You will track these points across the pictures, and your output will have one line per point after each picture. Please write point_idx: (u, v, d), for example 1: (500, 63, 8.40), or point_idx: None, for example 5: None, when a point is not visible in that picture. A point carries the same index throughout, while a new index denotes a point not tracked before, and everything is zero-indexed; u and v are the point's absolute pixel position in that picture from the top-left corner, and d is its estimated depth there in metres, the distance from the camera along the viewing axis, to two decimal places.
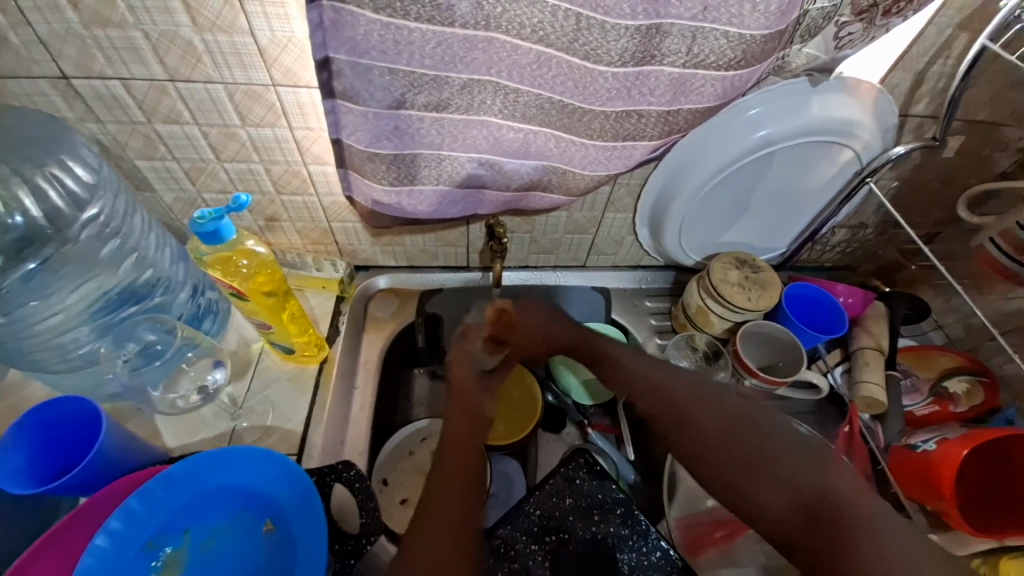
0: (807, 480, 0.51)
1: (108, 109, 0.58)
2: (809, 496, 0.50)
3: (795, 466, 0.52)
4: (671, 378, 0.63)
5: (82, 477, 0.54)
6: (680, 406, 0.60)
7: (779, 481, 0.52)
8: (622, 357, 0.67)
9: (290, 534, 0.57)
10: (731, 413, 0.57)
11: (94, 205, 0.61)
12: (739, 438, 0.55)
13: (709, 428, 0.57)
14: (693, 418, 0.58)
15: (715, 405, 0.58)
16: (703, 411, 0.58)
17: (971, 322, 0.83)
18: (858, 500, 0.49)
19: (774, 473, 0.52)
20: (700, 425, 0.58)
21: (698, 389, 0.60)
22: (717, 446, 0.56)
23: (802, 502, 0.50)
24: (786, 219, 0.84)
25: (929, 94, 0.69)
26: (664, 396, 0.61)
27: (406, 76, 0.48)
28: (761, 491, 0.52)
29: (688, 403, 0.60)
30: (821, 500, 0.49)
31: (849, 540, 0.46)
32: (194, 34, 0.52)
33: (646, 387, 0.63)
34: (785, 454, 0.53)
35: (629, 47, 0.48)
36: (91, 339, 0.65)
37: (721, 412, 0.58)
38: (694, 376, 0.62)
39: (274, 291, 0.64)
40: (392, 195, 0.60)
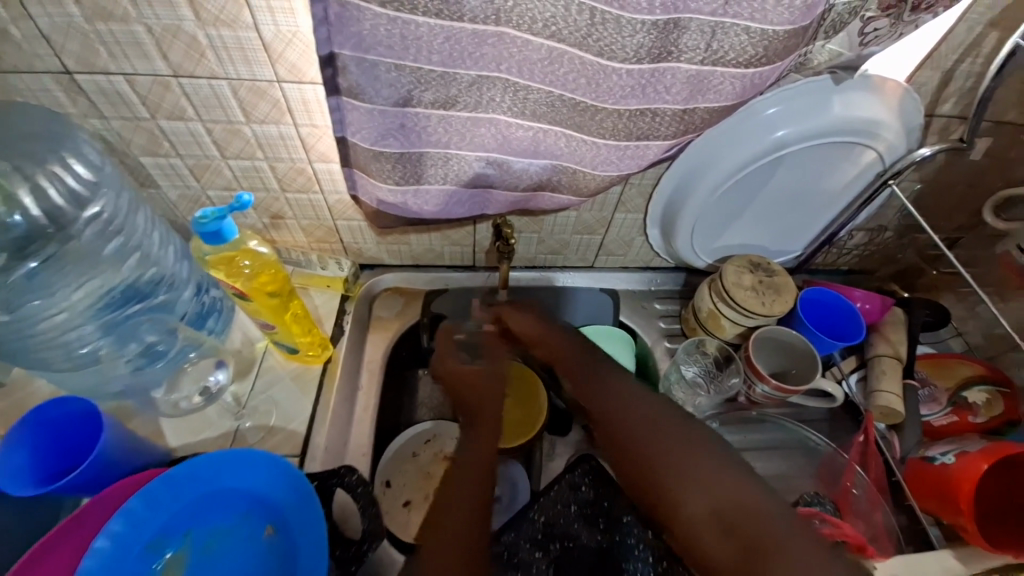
0: (726, 487, 0.47)
1: (112, 105, 0.57)
2: (726, 502, 0.46)
3: (714, 470, 0.48)
4: (620, 381, 0.60)
5: (85, 477, 0.54)
6: (626, 408, 0.56)
7: (704, 487, 0.48)
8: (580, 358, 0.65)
9: (292, 538, 0.56)
10: (665, 421, 0.54)
11: (96, 203, 0.60)
12: (664, 444, 0.51)
13: (642, 432, 0.53)
14: (635, 420, 0.55)
15: (654, 411, 0.55)
16: (641, 413, 0.55)
17: (993, 330, 0.81)
18: (773, 513, 0.45)
19: (697, 478, 0.49)
20: (636, 427, 0.54)
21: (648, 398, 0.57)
22: (645, 445, 0.52)
23: (722, 510, 0.46)
24: (802, 221, 0.81)
25: (956, 93, 0.66)
26: (607, 402, 0.58)
27: (413, 73, 0.46)
28: (683, 496, 0.48)
29: (629, 407, 0.56)
30: (739, 507, 0.46)
31: (766, 548, 0.43)
32: (197, 29, 0.50)
33: (595, 390, 0.60)
34: (704, 457, 0.50)
35: (645, 43, 0.46)
36: (96, 338, 0.64)
37: (660, 417, 0.54)
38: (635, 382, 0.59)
39: (277, 292, 0.63)
40: (397, 194, 0.58)
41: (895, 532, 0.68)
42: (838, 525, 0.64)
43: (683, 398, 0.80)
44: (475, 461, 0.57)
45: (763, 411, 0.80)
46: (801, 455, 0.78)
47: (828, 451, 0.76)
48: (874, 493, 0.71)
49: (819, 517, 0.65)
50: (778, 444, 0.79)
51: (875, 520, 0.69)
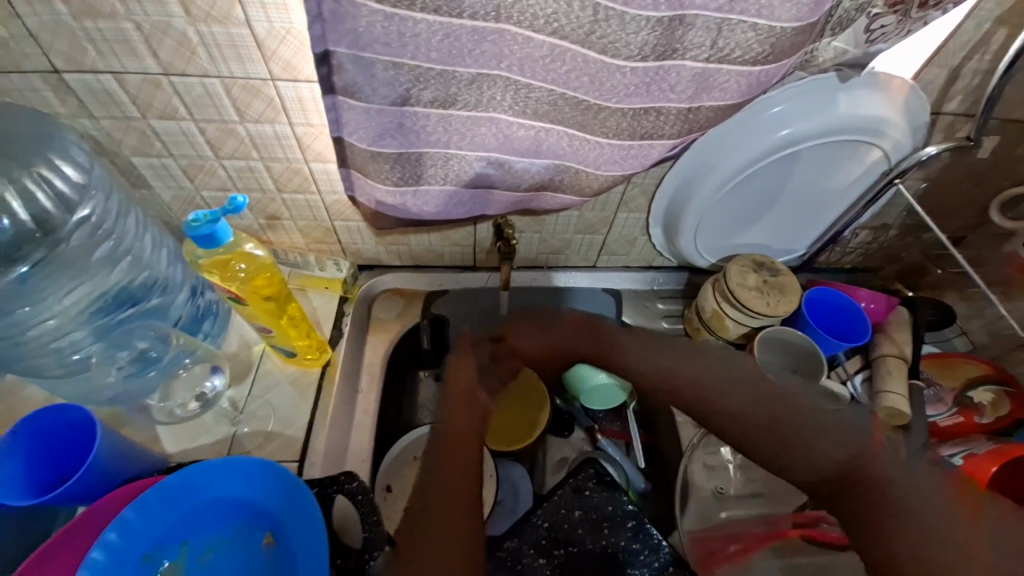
0: (852, 451, 0.59)
1: (101, 104, 0.56)
2: (852, 474, 0.58)
3: (831, 443, 0.61)
4: (726, 376, 0.70)
5: (80, 487, 0.53)
6: (707, 391, 0.69)
7: (808, 450, 0.61)
8: (650, 350, 0.73)
9: (290, 548, 0.55)
10: (783, 402, 0.66)
11: (85, 206, 0.58)
12: (771, 426, 0.64)
13: (734, 406, 0.67)
14: (731, 395, 0.68)
15: (788, 405, 0.65)
16: (785, 416, 0.64)
17: (998, 329, 0.80)
18: (922, 492, 0.54)
19: (811, 443, 0.61)
20: (729, 398, 0.67)
21: (747, 374, 0.69)
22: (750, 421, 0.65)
23: (841, 465, 0.59)
24: (806, 221, 0.80)
25: (963, 90, 0.65)
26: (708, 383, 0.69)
27: (411, 71, 0.45)
28: (791, 463, 0.62)
29: (787, 409, 0.65)
30: (857, 470, 0.58)
31: (890, 514, 0.54)
32: (188, 25, 0.49)
33: (709, 387, 0.69)
34: (827, 436, 0.61)
35: (650, 40, 0.45)
36: (88, 343, 0.63)
37: (806, 416, 0.64)
38: (774, 387, 0.67)
39: (273, 295, 0.62)
40: (396, 196, 0.57)
41: None
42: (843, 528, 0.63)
43: None
44: (453, 459, 0.58)
45: None
46: None
47: None
48: None
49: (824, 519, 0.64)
50: None
51: None
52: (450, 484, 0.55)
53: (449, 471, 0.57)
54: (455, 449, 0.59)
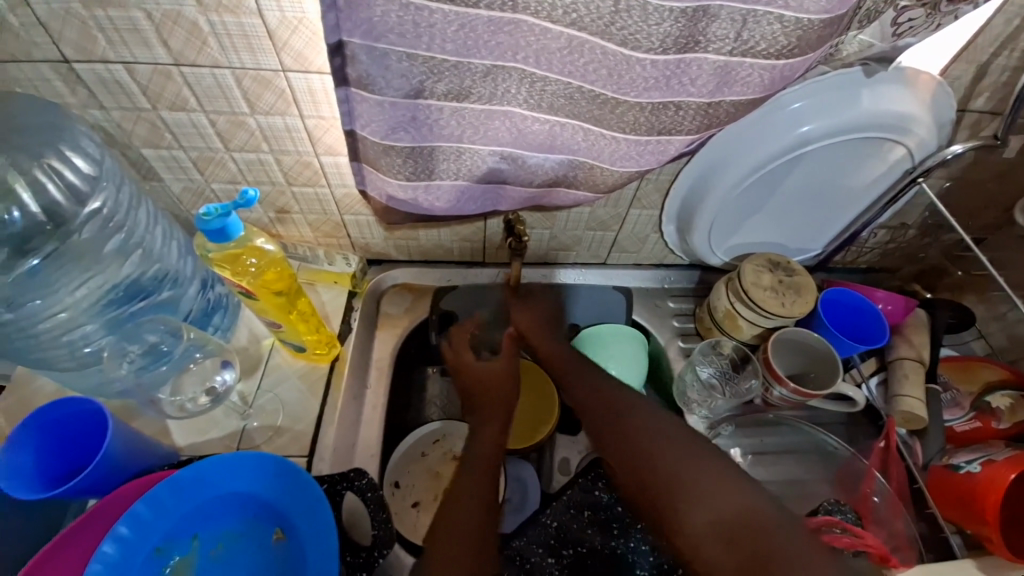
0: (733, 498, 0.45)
1: (112, 95, 0.55)
2: (739, 522, 0.43)
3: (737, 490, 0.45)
4: (643, 410, 0.55)
5: (90, 480, 0.53)
6: (617, 414, 0.56)
7: (704, 501, 0.45)
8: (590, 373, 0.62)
9: (300, 543, 0.55)
10: (670, 436, 0.51)
11: (96, 198, 0.58)
12: (677, 463, 0.48)
13: (642, 447, 0.51)
14: (633, 419, 0.55)
15: (657, 423, 0.53)
16: (654, 444, 0.51)
17: (1016, 333, 0.78)
18: (780, 518, 0.43)
19: (699, 491, 0.46)
20: (646, 446, 0.52)
21: (625, 402, 0.56)
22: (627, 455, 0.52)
23: (723, 524, 0.43)
24: (825, 219, 0.79)
25: (992, 87, 0.63)
26: (614, 422, 0.55)
27: (425, 62, 0.44)
28: (686, 506, 0.46)
29: (659, 441, 0.51)
30: (751, 521, 0.43)
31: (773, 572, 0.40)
32: (199, 15, 0.48)
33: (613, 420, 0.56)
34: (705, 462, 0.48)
35: (672, 32, 0.43)
36: (100, 335, 0.63)
37: (679, 442, 0.51)
38: (643, 412, 0.55)
39: (284, 290, 0.61)
40: (407, 190, 0.56)
41: (915, 541, 0.65)
42: (860, 536, 0.62)
43: (699, 400, 0.78)
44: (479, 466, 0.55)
45: (779, 413, 0.78)
46: (818, 462, 0.77)
47: (846, 456, 0.75)
48: (894, 502, 0.68)
49: (840, 525, 0.64)
50: (795, 448, 0.78)
51: (896, 530, 0.66)
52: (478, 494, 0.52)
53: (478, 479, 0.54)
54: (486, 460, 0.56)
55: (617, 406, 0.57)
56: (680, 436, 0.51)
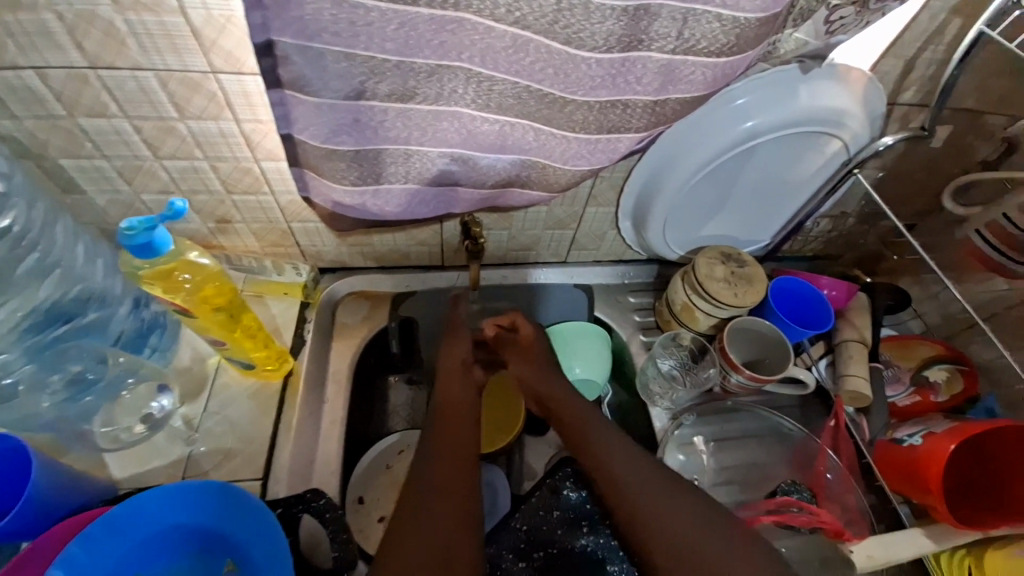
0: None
1: (21, 103, 0.50)
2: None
3: (760, 569, 0.48)
4: (674, 508, 0.52)
5: (13, 526, 0.48)
6: (653, 509, 0.53)
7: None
8: (614, 447, 0.59)
9: (255, 572, 0.52)
10: (720, 545, 0.49)
11: (5, 215, 0.52)
12: (718, 555, 0.49)
13: (693, 556, 0.49)
14: (656, 518, 0.52)
15: (713, 529, 0.50)
16: (713, 555, 0.49)
17: (949, 311, 0.83)
18: None
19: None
20: (683, 541, 0.50)
21: (701, 514, 0.52)
22: (688, 566, 0.49)
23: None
24: (771, 211, 0.82)
25: (918, 81, 0.67)
26: (654, 528, 0.51)
27: (365, 62, 0.42)
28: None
29: (722, 550, 0.49)
30: None
31: None
32: (114, 13, 0.44)
33: (637, 512, 0.53)
34: (743, 549, 0.49)
35: (615, 30, 0.43)
36: (20, 364, 0.57)
37: (741, 556, 0.49)
38: (720, 509, 0.53)
39: (224, 306, 0.58)
40: (354, 195, 0.54)
41: (867, 513, 0.70)
42: (815, 513, 0.68)
43: (660, 392, 0.80)
44: (444, 463, 0.57)
45: (737, 400, 0.81)
46: (776, 442, 0.79)
47: (801, 437, 0.78)
48: (845, 478, 0.73)
49: (797, 504, 0.69)
50: (753, 433, 0.79)
51: (848, 505, 0.71)
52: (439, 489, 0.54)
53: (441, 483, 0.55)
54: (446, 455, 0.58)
55: (635, 483, 0.55)
56: (667, 489, 0.54)
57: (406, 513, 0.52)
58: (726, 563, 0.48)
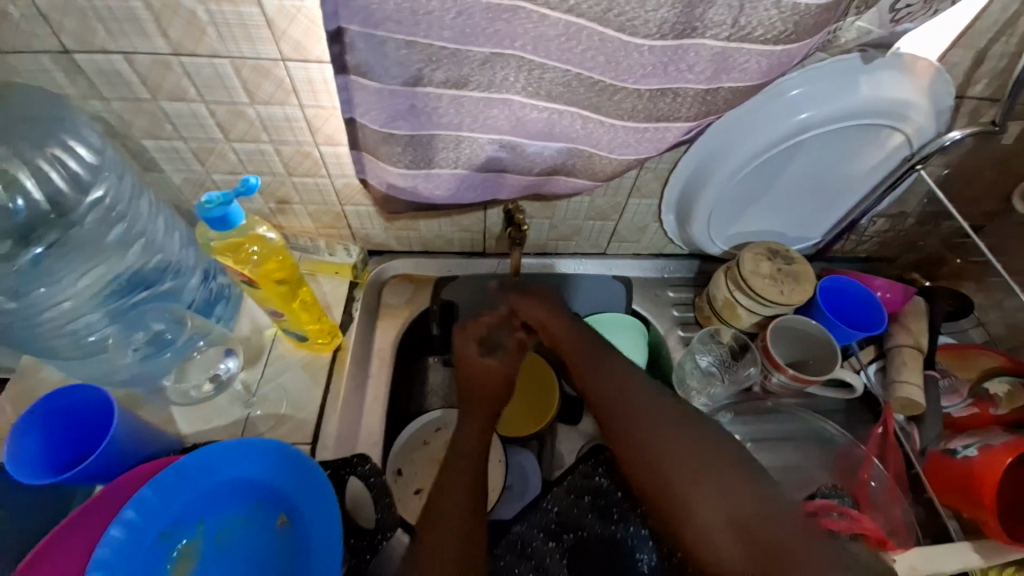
0: (746, 498, 0.49)
1: (112, 86, 0.56)
2: (750, 519, 0.48)
3: (736, 481, 0.51)
4: (674, 427, 0.56)
5: (97, 467, 0.54)
6: (643, 426, 0.57)
7: (716, 491, 0.50)
8: (622, 374, 0.62)
9: (305, 527, 0.56)
10: (709, 458, 0.52)
11: (98, 187, 0.59)
12: (696, 467, 0.52)
13: (673, 465, 0.52)
14: (649, 435, 0.56)
15: (704, 446, 0.54)
16: (700, 468, 0.52)
17: (1014, 321, 0.78)
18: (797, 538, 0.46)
19: (715, 484, 0.51)
20: (671, 455, 0.54)
21: (699, 436, 0.54)
22: (671, 469, 0.52)
23: (737, 518, 0.48)
24: (823, 208, 0.79)
25: (991, 73, 0.63)
26: (648, 443, 0.55)
27: (423, 50, 0.44)
28: (691, 504, 0.50)
29: (704, 465, 0.52)
30: (754, 514, 0.48)
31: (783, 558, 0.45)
32: (197, 4, 0.48)
33: (634, 430, 0.57)
34: (724, 466, 0.52)
35: (669, 18, 0.44)
36: (104, 325, 0.64)
37: (728, 470, 0.51)
38: (720, 438, 0.54)
39: (286, 279, 0.62)
40: (407, 179, 0.56)
41: (914, 524, 0.67)
42: (857, 519, 0.63)
43: (696, 387, 0.79)
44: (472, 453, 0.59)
45: (778, 401, 0.79)
46: (815, 446, 0.77)
47: (845, 443, 0.75)
48: (891, 487, 0.69)
49: (838, 510, 0.64)
50: (791, 435, 0.78)
51: (893, 514, 0.67)
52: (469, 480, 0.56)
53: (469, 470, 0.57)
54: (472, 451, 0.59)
55: (642, 416, 0.58)
56: (673, 422, 0.56)
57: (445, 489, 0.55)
58: (702, 472, 0.52)
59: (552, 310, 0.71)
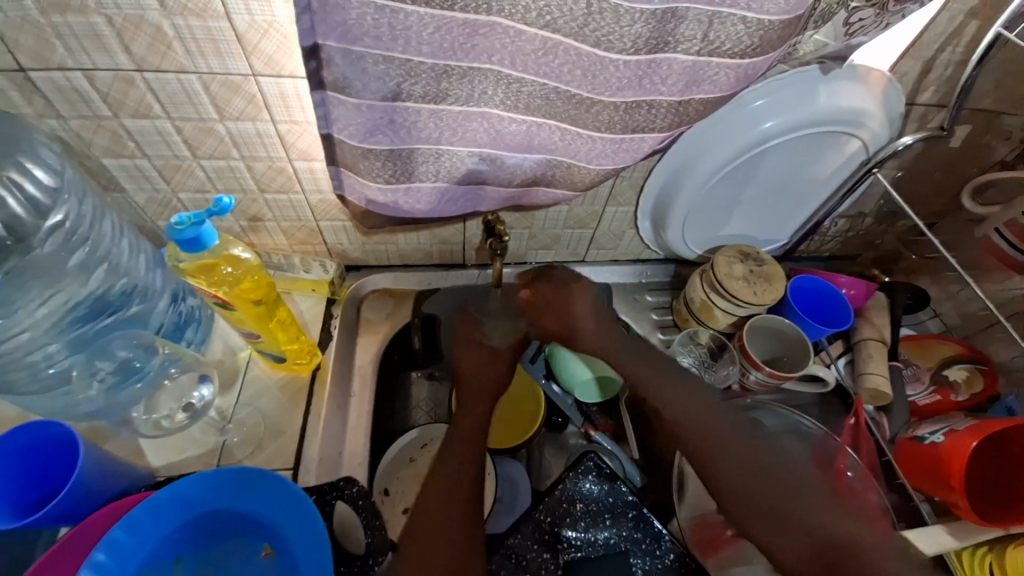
0: (826, 527, 0.64)
1: (69, 103, 0.53)
2: (828, 545, 0.63)
3: (816, 514, 0.65)
4: (734, 459, 0.69)
5: (62, 508, 0.50)
6: (718, 452, 0.70)
7: (804, 519, 0.65)
8: (694, 404, 0.74)
9: (291, 557, 0.54)
10: (792, 486, 0.67)
11: (58, 211, 0.56)
12: (783, 492, 0.67)
13: (760, 496, 0.67)
14: (725, 465, 0.69)
15: (794, 477, 0.68)
16: (801, 493, 0.67)
17: (967, 310, 0.84)
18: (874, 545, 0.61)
19: (794, 515, 0.65)
20: (733, 485, 0.68)
21: (775, 460, 0.69)
22: (742, 496, 0.67)
23: (822, 548, 0.63)
24: (789, 211, 0.82)
25: (935, 82, 0.67)
26: (727, 476, 0.69)
27: (402, 65, 0.44)
28: (773, 537, 0.65)
29: (789, 494, 0.67)
30: (844, 545, 0.62)
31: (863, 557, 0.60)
32: (163, 18, 0.46)
33: (710, 463, 0.70)
34: (806, 500, 0.66)
35: (643, 33, 0.45)
36: (64, 356, 0.60)
37: (826, 510, 0.66)
38: (795, 474, 0.68)
39: (262, 299, 0.60)
40: (388, 193, 0.56)
41: (887, 510, 0.69)
42: None
43: None
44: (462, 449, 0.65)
45: (755, 397, 0.80)
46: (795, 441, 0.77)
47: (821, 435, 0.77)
48: (867, 475, 0.72)
49: None
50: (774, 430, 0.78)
51: (869, 500, 0.69)
52: (458, 478, 0.62)
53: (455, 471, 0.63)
54: (461, 443, 0.66)
55: (710, 437, 0.71)
56: (734, 461, 0.69)
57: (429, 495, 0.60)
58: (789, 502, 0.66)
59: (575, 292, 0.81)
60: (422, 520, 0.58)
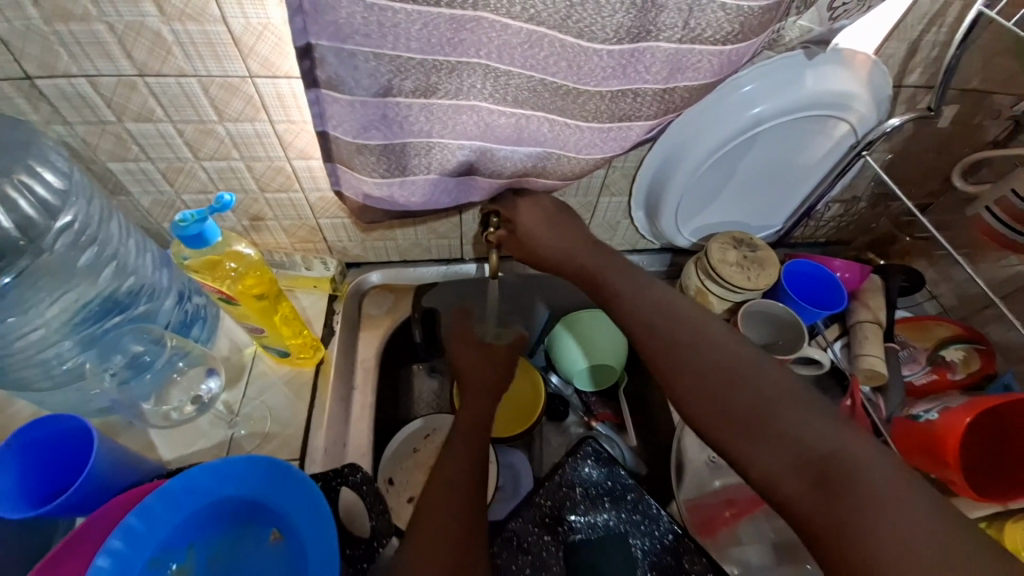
0: (817, 435, 0.45)
1: (75, 109, 0.55)
2: (819, 456, 0.44)
3: (804, 420, 0.47)
4: (704, 355, 0.54)
5: (78, 498, 0.52)
6: (693, 342, 0.55)
7: (783, 425, 0.47)
8: (651, 294, 0.62)
9: (298, 542, 0.55)
10: (770, 392, 0.49)
11: (67, 212, 0.58)
12: (767, 400, 0.49)
13: (735, 399, 0.50)
14: (684, 359, 0.55)
15: (787, 391, 0.49)
16: (783, 402, 0.48)
17: (965, 291, 0.84)
18: (872, 462, 0.43)
19: (776, 429, 0.47)
20: (710, 390, 0.52)
21: (746, 362, 0.52)
22: (729, 419, 0.49)
23: (807, 460, 0.44)
24: (781, 196, 0.84)
25: (923, 63, 0.68)
26: (686, 375, 0.53)
27: (392, 61, 0.45)
28: (753, 453, 0.47)
29: (768, 402, 0.49)
30: (820, 453, 0.44)
31: (855, 480, 0.42)
32: (162, 24, 0.48)
33: (676, 371, 0.54)
34: (794, 404, 0.48)
35: (625, 23, 0.46)
36: (75, 353, 0.62)
37: (813, 416, 0.47)
38: (770, 374, 0.51)
39: (264, 293, 0.62)
40: (383, 187, 0.57)
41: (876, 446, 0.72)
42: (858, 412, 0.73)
43: None
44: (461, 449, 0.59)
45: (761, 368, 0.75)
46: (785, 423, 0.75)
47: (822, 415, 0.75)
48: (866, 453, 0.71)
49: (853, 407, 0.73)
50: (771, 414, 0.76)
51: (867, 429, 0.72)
52: (460, 469, 0.57)
53: (462, 455, 0.58)
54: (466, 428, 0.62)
55: (682, 340, 0.56)
56: (711, 360, 0.53)
57: (437, 479, 0.56)
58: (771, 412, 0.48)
59: (558, 239, 0.68)
60: (429, 508, 0.53)
